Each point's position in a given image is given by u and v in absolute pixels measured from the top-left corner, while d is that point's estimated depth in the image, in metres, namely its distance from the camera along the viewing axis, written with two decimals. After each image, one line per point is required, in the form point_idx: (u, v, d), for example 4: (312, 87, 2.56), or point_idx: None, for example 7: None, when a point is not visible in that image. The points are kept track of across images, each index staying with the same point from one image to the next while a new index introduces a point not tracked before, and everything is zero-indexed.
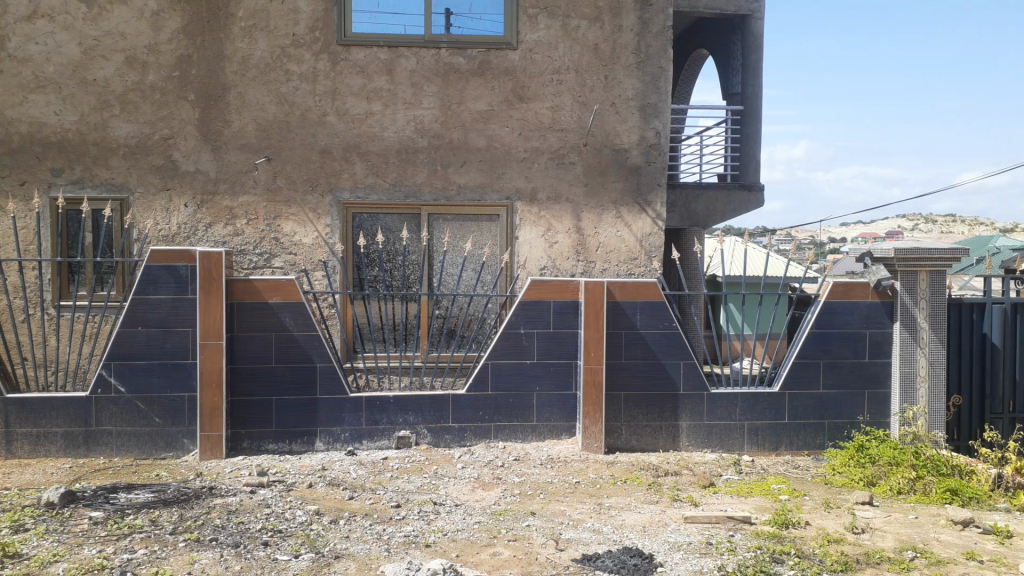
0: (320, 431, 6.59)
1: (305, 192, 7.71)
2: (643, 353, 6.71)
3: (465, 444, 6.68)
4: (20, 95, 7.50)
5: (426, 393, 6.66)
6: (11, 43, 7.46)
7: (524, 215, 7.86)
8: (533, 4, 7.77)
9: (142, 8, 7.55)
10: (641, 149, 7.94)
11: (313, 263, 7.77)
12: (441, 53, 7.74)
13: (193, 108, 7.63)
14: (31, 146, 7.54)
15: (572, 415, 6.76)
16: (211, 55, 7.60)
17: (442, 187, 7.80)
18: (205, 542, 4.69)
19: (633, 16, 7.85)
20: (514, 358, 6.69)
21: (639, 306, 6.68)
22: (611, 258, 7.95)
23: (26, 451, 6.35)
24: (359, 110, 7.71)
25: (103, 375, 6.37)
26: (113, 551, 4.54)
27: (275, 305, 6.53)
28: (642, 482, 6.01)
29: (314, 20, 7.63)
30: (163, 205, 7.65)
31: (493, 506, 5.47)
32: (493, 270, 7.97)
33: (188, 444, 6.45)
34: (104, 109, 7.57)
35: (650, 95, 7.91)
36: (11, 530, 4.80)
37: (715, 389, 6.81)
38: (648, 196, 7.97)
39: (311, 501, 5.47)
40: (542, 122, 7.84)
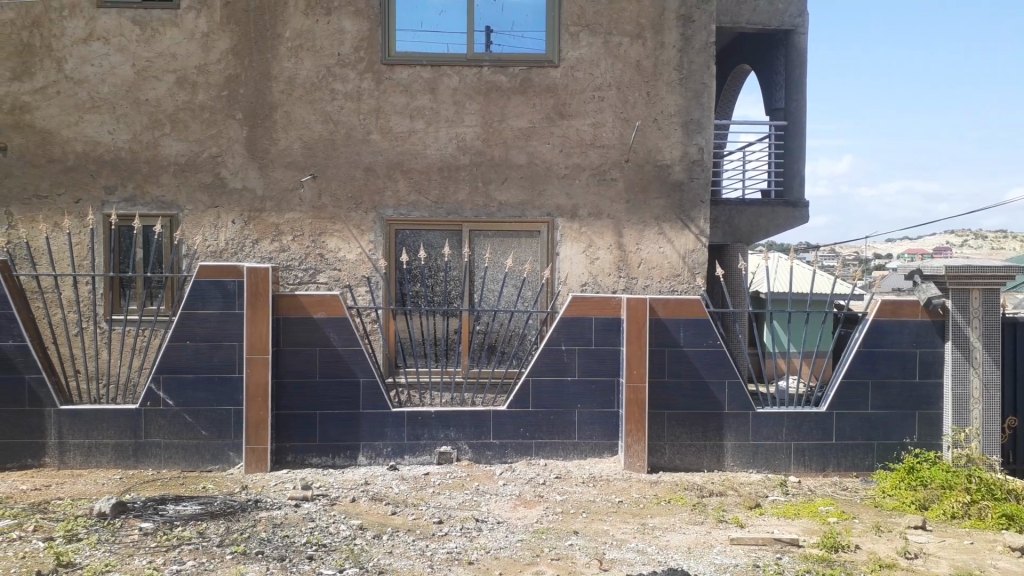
0: (363, 445, 6.63)
1: (350, 209, 7.82)
2: (686, 372, 6.64)
3: (506, 461, 6.67)
4: (76, 115, 7.76)
5: (467, 409, 6.67)
6: (68, 65, 7.73)
7: (566, 231, 7.87)
8: (575, 22, 7.79)
9: (193, 30, 7.75)
10: (684, 165, 7.89)
11: (357, 278, 7.86)
12: (483, 72, 7.80)
13: (240, 127, 7.79)
14: (86, 164, 7.78)
15: (614, 433, 6.71)
16: (259, 75, 7.77)
17: (483, 204, 7.85)
18: (252, 555, 4.75)
19: (675, 32, 7.83)
20: (556, 374, 6.67)
21: (682, 323, 6.61)
22: (653, 274, 7.91)
23: (78, 462, 6.51)
24: (403, 128, 7.80)
25: (152, 388, 6.51)
26: (162, 562, 4.62)
27: (319, 320, 6.61)
28: (687, 502, 5.94)
29: (359, 40, 7.76)
30: (211, 222, 7.82)
31: (535, 524, 5.45)
32: (534, 287, 7.98)
33: (233, 457, 6.53)
34: (156, 128, 7.78)
35: (693, 111, 7.86)
36: (64, 540, 4.91)
37: (760, 409, 6.71)
38: (691, 212, 7.91)
39: (354, 516, 5.51)
40: (583, 139, 7.85)
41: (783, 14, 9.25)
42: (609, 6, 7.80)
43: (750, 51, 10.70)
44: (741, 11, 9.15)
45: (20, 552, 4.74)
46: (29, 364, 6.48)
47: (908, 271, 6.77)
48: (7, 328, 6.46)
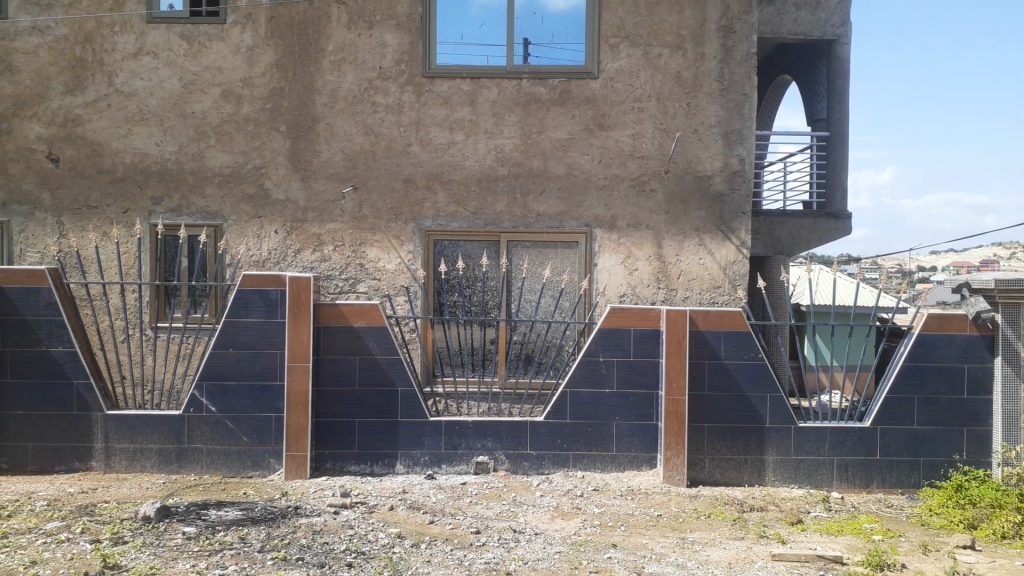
0: (401, 454, 6.67)
1: (389, 220, 7.90)
2: (727, 385, 6.56)
3: (543, 472, 6.66)
4: (125, 127, 7.97)
5: (504, 419, 6.67)
6: (119, 79, 7.94)
7: (604, 241, 7.85)
8: (615, 33, 7.80)
9: (238, 44, 7.92)
10: (725, 176, 7.83)
11: (396, 288, 7.93)
12: (522, 83, 7.84)
13: (284, 139, 7.93)
14: (134, 176, 7.98)
15: (653, 446, 6.65)
16: (302, 88, 7.90)
17: (521, 215, 7.87)
18: (292, 561, 4.80)
19: (716, 43, 7.79)
20: (593, 386, 6.64)
21: (723, 335, 6.55)
22: (693, 286, 7.86)
23: (123, 466, 6.64)
24: (442, 140, 7.87)
25: (195, 395, 6.62)
26: (205, 566, 4.69)
27: (359, 329, 6.67)
28: (727, 517, 5.87)
29: (400, 53, 7.86)
30: (255, 231, 7.96)
31: (573, 536, 5.42)
32: (572, 297, 7.96)
33: (274, 463, 6.61)
34: (202, 140, 7.95)
35: (734, 122, 7.80)
36: (111, 542, 5.01)
37: (802, 423, 6.61)
38: (732, 223, 7.83)
39: (392, 524, 5.54)
40: (623, 150, 7.83)
41: (825, 24, 9.11)
42: (648, 17, 7.79)
43: (793, 61, 10.57)
44: (783, 21, 9.00)
45: (68, 553, 4.85)
46: (78, 370, 6.64)
47: (955, 284, 6.62)
48: (57, 335, 6.63)
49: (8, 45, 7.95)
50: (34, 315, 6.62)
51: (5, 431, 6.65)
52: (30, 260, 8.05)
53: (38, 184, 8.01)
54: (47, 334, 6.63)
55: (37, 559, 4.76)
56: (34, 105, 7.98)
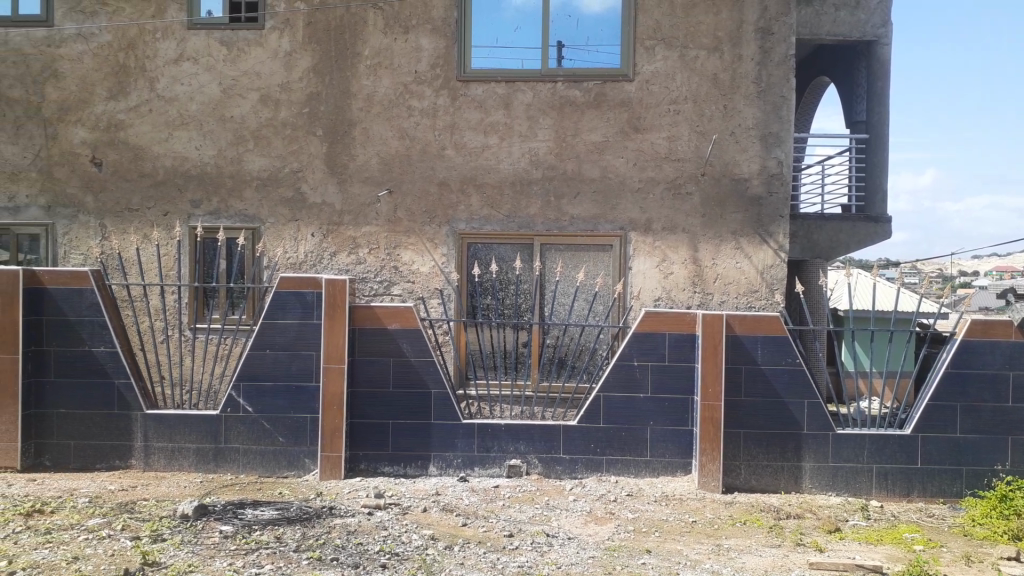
0: (434, 455, 6.69)
1: (423, 223, 7.94)
2: (764, 390, 6.48)
3: (577, 476, 6.63)
4: (166, 132, 8.12)
5: (537, 423, 6.66)
6: (160, 84, 8.10)
7: (638, 245, 7.81)
8: (651, 36, 7.76)
9: (277, 49, 8.02)
10: (762, 179, 7.73)
11: (430, 290, 7.98)
12: (557, 87, 7.83)
13: (320, 143, 8.01)
14: (174, 179, 8.12)
15: (687, 452, 6.58)
16: (338, 92, 7.98)
17: (555, 217, 7.86)
18: (327, 561, 4.84)
19: (753, 45, 7.71)
20: (627, 391, 6.60)
21: (760, 339, 6.46)
22: (729, 290, 7.78)
23: (161, 465, 6.75)
24: (476, 143, 7.89)
25: (232, 395, 6.71)
26: (241, 564, 4.75)
27: (394, 331, 6.70)
28: (763, 524, 5.79)
29: (436, 57, 7.90)
30: (292, 234, 8.06)
31: (607, 541, 5.39)
32: (606, 301, 7.93)
33: (309, 463, 6.68)
34: (240, 144, 8.07)
35: (772, 124, 7.71)
36: (150, 539, 5.10)
37: (841, 430, 6.50)
38: (770, 227, 7.73)
39: (425, 526, 5.56)
40: (658, 152, 7.78)
41: (866, 25, 8.96)
42: (685, 20, 7.74)
43: (832, 62, 10.41)
44: (822, 22, 8.86)
45: (109, 549, 4.94)
46: (119, 370, 6.77)
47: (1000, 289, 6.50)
48: (100, 336, 6.76)
49: (54, 52, 8.16)
50: (78, 316, 6.76)
51: (48, 428, 6.81)
52: (74, 261, 8.24)
53: (82, 188, 8.19)
54: (89, 334, 6.77)
55: (80, 554, 4.86)
56: (78, 110, 8.17)
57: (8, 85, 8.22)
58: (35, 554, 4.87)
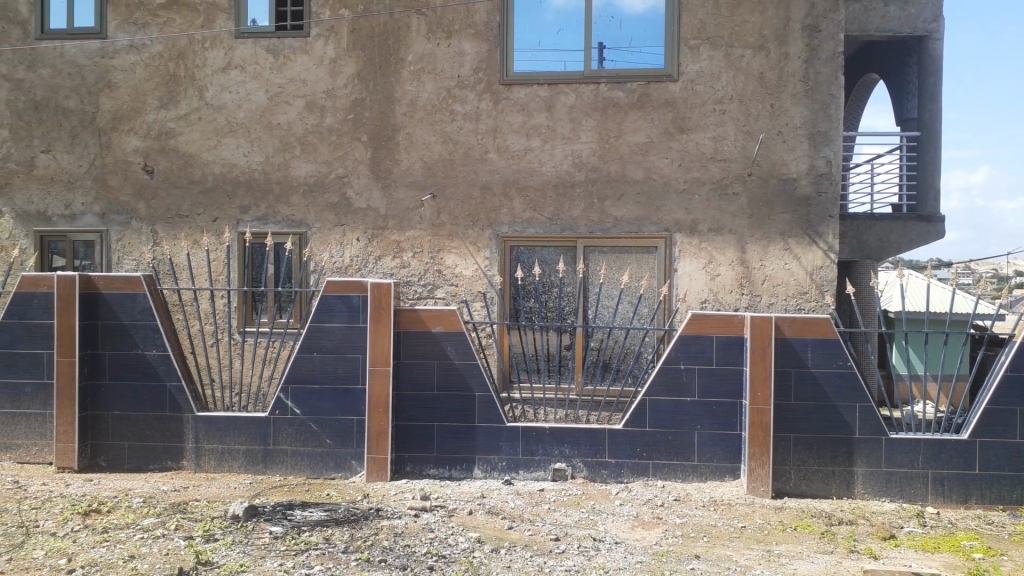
0: (479, 458, 6.70)
1: (466, 226, 7.98)
2: (814, 394, 6.35)
3: (623, 481, 6.58)
4: (215, 139, 8.29)
5: (582, 427, 6.63)
6: (209, 93, 8.26)
7: (684, 246, 7.73)
8: (695, 35, 7.68)
9: (322, 57, 8.13)
10: (811, 178, 7.59)
11: (473, 293, 8.01)
12: (600, 88, 7.80)
13: (365, 149, 8.10)
14: (222, 185, 8.28)
15: (736, 456, 6.49)
16: (383, 98, 8.06)
17: (598, 219, 7.82)
18: (375, 562, 4.88)
19: (800, 43, 7.58)
20: (674, 394, 6.53)
21: (810, 342, 6.35)
22: (779, 292, 7.65)
23: (212, 466, 6.87)
24: (519, 146, 7.90)
25: (281, 398, 6.80)
26: (292, 565, 4.81)
27: (438, 334, 6.72)
28: (814, 530, 5.68)
29: (478, 61, 7.93)
30: (338, 238, 8.16)
31: (655, 546, 5.34)
32: (651, 303, 7.88)
33: (355, 465, 6.74)
34: (287, 150, 8.19)
35: (820, 123, 7.56)
36: (203, 539, 5.20)
37: (894, 434, 6.35)
38: (819, 227, 7.58)
39: (472, 528, 5.57)
40: (703, 153, 7.70)
41: (916, 20, 8.77)
42: (729, 19, 7.65)
43: (882, 59, 10.20)
44: (870, 18, 8.68)
45: (163, 548, 5.04)
46: (171, 372, 6.91)
47: None
48: (152, 339, 6.91)
49: (107, 63, 8.39)
50: (131, 320, 6.93)
51: (104, 430, 6.99)
52: (127, 267, 8.44)
53: (134, 195, 8.40)
54: (142, 338, 6.92)
55: (136, 553, 4.97)
56: (131, 119, 8.38)
57: (64, 96, 8.46)
58: (93, 552, 5.00)
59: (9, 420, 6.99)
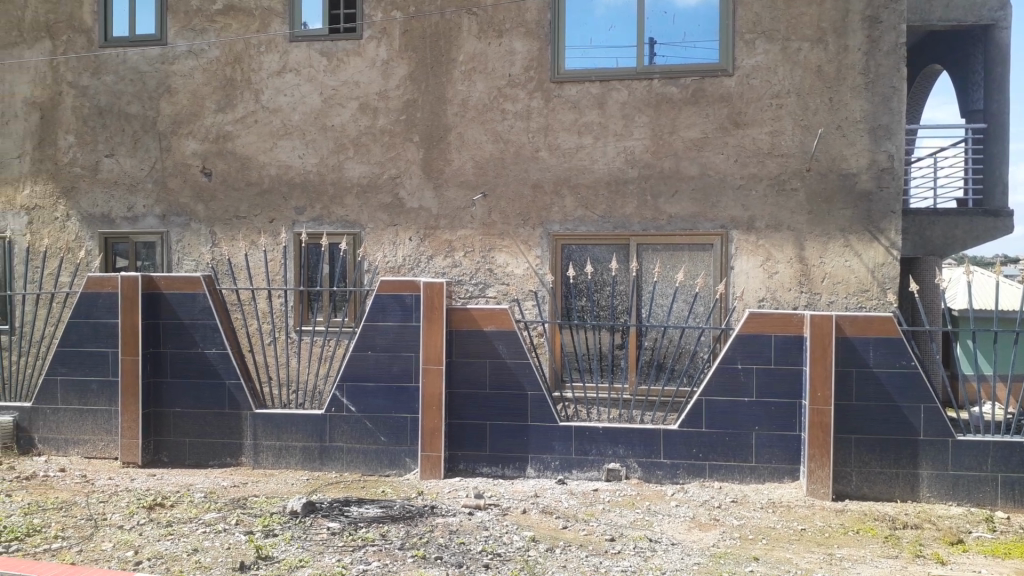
0: (532, 457, 6.69)
1: (518, 225, 7.97)
2: (876, 394, 6.19)
3: (678, 481, 6.50)
4: (271, 141, 8.43)
5: (636, 427, 6.57)
6: (265, 96, 8.41)
7: (741, 244, 7.61)
8: (750, 29, 7.55)
9: (375, 59, 8.22)
10: (871, 173, 7.39)
11: (525, 292, 8.00)
12: (653, 84, 7.72)
13: (417, 149, 8.16)
14: (279, 187, 8.43)
15: (795, 458, 6.35)
16: (434, 98, 8.11)
17: (652, 217, 7.74)
18: (431, 559, 4.90)
19: (860, 35, 7.39)
20: (730, 394, 6.42)
21: (872, 341, 6.18)
22: (839, 289, 7.47)
23: (270, 462, 7.00)
24: (571, 144, 7.86)
25: (337, 395, 6.89)
26: (350, 560, 4.87)
27: (490, 333, 6.72)
28: (878, 534, 5.53)
29: (530, 60, 7.93)
30: (390, 238, 8.24)
31: (712, 547, 5.26)
32: (706, 302, 7.76)
33: (409, 463, 6.79)
34: (341, 152, 8.30)
35: (882, 116, 7.36)
36: (263, 534, 5.29)
37: (962, 437, 6.14)
38: (881, 223, 7.38)
39: (526, 527, 5.56)
40: (760, 148, 7.56)
41: (980, 8, 8.49)
42: (786, 11, 7.50)
43: (944, 50, 9.90)
44: (932, 7, 8.43)
45: (225, 542, 5.15)
46: (231, 370, 7.05)
47: None
48: (212, 338, 7.06)
49: (167, 68, 8.61)
50: (191, 319, 7.09)
51: (166, 426, 7.17)
52: (187, 267, 8.64)
53: (194, 197, 8.60)
54: (203, 336, 7.07)
55: (199, 547, 5.09)
56: (190, 123, 8.58)
57: (127, 101, 8.71)
58: (158, 545, 5.13)
59: (76, 416, 7.23)
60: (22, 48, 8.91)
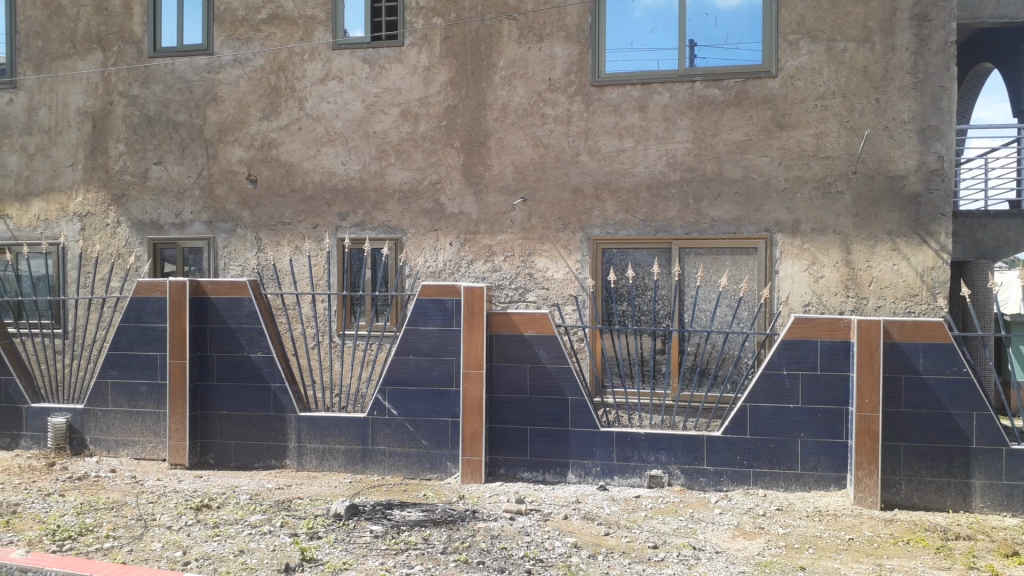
0: (573, 463, 6.67)
1: (558, 230, 7.97)
2: (926, 401, 6.06)
3: (722, 489, 6.43)
4: (315, 148, 8.56)
5: (679, 433, 6.51)
6: (309, 103, 8.54)
7: (785, 247, 7.50)
8: (794, 30, 7.45)
9: (416, 65, 8.29)
10: (920, 175, 7.24)
11: (565, 297, 7.99)
12: (695, 87, 7.66)
13: (458, 155, 8.20)
14: (322, 193, 8.54)
15: (842, 465, 6.24)
16: (475, 104, 8.15)
17: (695, 220, 7.67)
18: (474, 564, 4.92)
19: (908, 34, 7.24)
20: (775, 400, 6.33)
21: (922, 347, 6.05)
22: (887, 294, 7.32)
23: (314, 465, 7.09)
24: (612, 148, 7.84)
25: (378, 399, 6.96)
26: (393, 564, 4.90)
27: (530, 338, 6.71)
28: (929, 544, 5.40)
29: (570, 64, 7.93)
30: (431, 243, 8.30)
31: (757, 556, 5.19)
32: (751, 307, 7.66)
33: (451, 467, 6.82)
34: (383, 158, 8.38)
35: (931, 117, 7.20)
36: (307, 536, 5.36)
37: (1016, 445, 5.97)
38: (930, 226, 7.21)
39: (568, 533, 5.55)
40: (805, 150, 7.45)
41: None
42: (831, 11, 7.38)
43: (994, 48, 9.68)
44: (983, 5, 8.23)
45: (271, 544, 5.22)
46: (275, 374, 7.16)
47: None
48: (257, 342, 7.18)
49: (214, 77, 8.79)
50: (236, 323, 7.22)
51: (212, 428, 7.31)
52: (233, 272, 8.80)
53: (239, 204, 8.77)
54: (248, 340, 7.19)
55: (245, 548, 5.17)
56: (236, 131, 8.75)
57: (175, 110, 8.91)
58: (206, 546, 5.23)
59: (126, 418, 7.41)
60: (75, 60, 9.17)
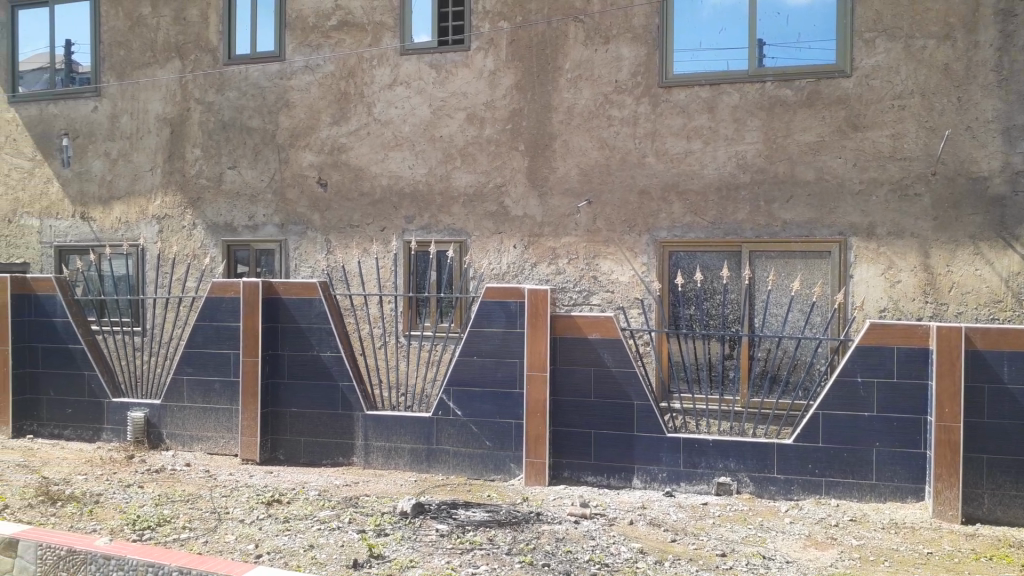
0: (638, 468, 6.60)
1: (623, 232, 7.92)
2: (1012, 412, 5.80)
3: (792, 498, 6.28)
4: (382, 152, 8.70)
5: (748, 440, 6.39)
6: (377, 108, 8.69)
7: (860, 251, 7.30)
8: (870, 28, 7.24)
9: (482, 69, 8.35)
10: (1005, 176, 6.95)
11: (630, 300, 7.94)
12: (766, 87, 7.52)
13: (523, 158, 8.23)
14: (389, 196, 8.68)
15: (920, 477, 6.02)
16: (540, 107, 8.17)
17: (765, 223, 7.52)
18: (539, 566, 4.92)
19: (992, 30, 6.97)
20: (849, 408, 6.16)
21: (1006, 355, 5.80)
22: (968, 300, 7.05)
23: (380, 463, 7.19)
24: (679, 150, 7.75)
25: (443, 399, 7.02)
26: (459, 563, 4.94)
27: (595, 341, 6.68)
28: (1014, 561, 5.18)
29: (637, 66, 7.87)
30: (496, 246, 8.34)
31: (830, 568, 5.05)
32: (824, 312, 7.47)
33: (514, 469, 6.83)
34: (449, 162, 8.47)
35: (1017, 115, 6.92)
36: (374, 533, 5.44)
37: None
38: (1016, 230, 6.92)
39: (633, 538, 5.50)
40: (881, 151, 7.24)
41: None
42: (909, 8, 7.15)
43: None
44: None
45: (340, 540, 5.33)
46: (343, 373, 7.29)
47: None
48: (327, 341, 7.31)
49: (286, 84, 9.02)
50: (307, 323, 7.37)
51: (282, 425, 7.48)
52: (304, 273, 9.00)
53: (310, 207, 8.97)
54: (318, 339, 7.34)
55: (315, 543, 5.28)
56: (307, 135, 8.95)
57: (248, 116, 9.18)
58: (277, 539, 5.36)
59: (200, 414, 7.65)
60: (155, 68, 9.53)
